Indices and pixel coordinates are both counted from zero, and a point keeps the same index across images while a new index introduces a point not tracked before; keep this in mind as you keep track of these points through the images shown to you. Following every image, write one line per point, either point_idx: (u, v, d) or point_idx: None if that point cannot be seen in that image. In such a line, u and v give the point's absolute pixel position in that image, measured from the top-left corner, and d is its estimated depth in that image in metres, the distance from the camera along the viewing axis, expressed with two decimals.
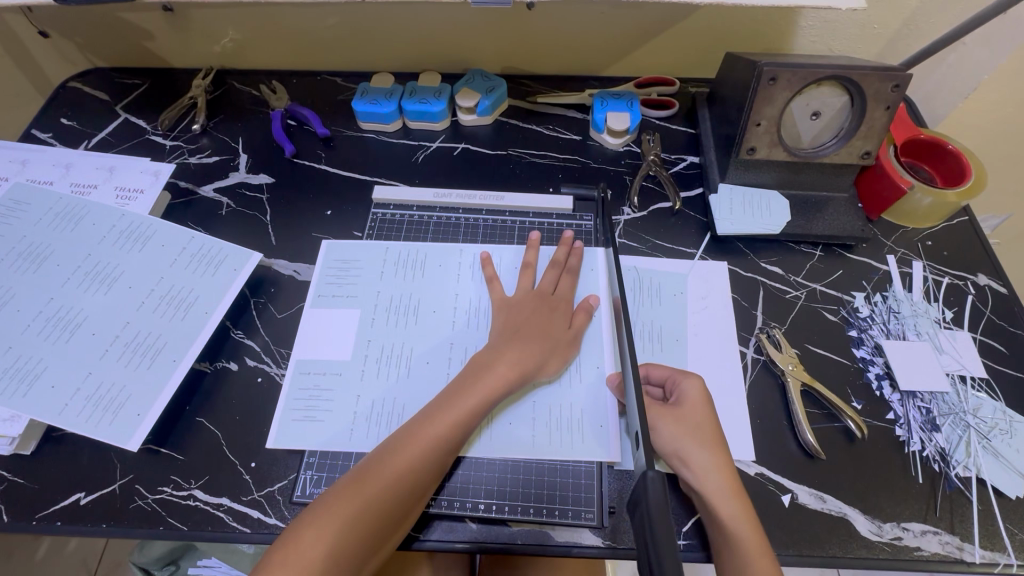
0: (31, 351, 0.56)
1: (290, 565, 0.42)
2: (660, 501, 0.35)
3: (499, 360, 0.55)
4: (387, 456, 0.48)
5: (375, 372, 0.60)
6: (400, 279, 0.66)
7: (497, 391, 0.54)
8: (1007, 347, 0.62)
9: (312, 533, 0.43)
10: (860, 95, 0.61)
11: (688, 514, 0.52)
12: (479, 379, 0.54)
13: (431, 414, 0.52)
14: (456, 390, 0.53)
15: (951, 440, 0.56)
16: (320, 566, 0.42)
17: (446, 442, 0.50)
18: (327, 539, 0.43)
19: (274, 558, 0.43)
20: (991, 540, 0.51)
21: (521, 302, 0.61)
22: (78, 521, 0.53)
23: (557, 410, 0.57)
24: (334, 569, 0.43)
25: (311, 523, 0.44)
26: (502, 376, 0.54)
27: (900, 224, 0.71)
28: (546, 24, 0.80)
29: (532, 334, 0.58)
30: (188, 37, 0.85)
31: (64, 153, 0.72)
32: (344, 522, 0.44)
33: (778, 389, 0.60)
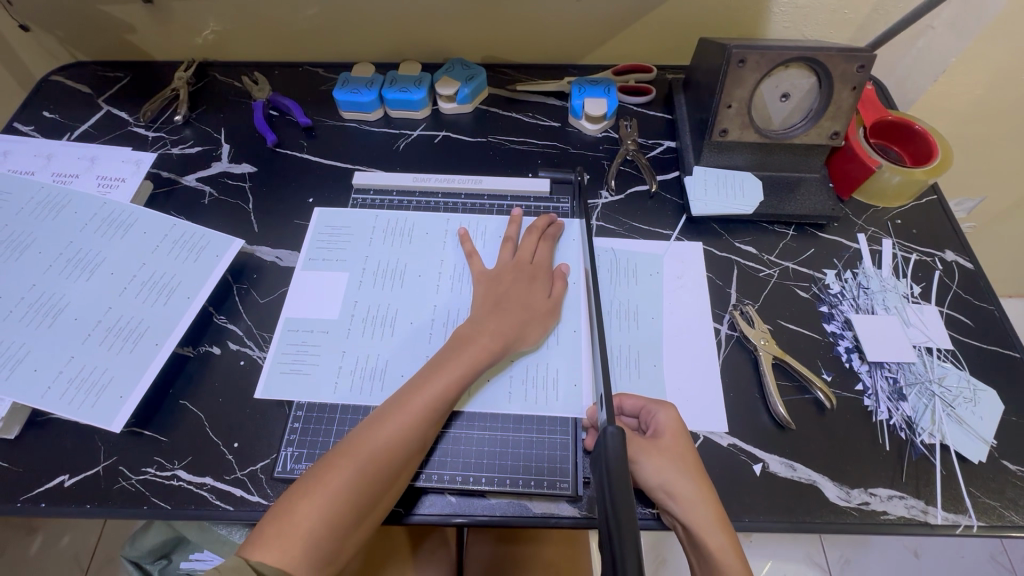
0: (13, 336, 0.57)
1: (285, 534, 0.43)
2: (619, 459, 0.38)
3: (481, 330, 0.56)
4: (374, 429, 0.49)
5: (358, 338, 0.61)
6: (381, 253, 0.67)
7: (481, 362, 0.55)
8: (972, 319, 0.64)
9: (306, 505, 0.45)
10: (827, 77, 0.63)
11: None
12: (463, 351, 0.55)
13: (418, 386, 0.52)
14: (441, 362, 0.54)
15: (918, 409, 0.58)
16: (315, 535, 0.44)
17: (431, 413, 0.51)
18: (319, 510, 0.45)
19: (267, 528, 0.44)
20: (954, 502, 0.53)
21: (499, 271, 0.62)
22: (62, 502, 0.53)
23: (536, 370, 0.59)
24: (330, 537, 0.44)
25: (302, 495, 0.45)
26: (484, 345, 0.55)
27: (870, 204, 0.72)
28: (524, 12, 0.81)
29: (512, 305, 0.59)
30: (169, 29, 0.85)
31: (45, 144, 0.73)
32: (335, 494, 0.45)
33: (751, 363, 0.61)
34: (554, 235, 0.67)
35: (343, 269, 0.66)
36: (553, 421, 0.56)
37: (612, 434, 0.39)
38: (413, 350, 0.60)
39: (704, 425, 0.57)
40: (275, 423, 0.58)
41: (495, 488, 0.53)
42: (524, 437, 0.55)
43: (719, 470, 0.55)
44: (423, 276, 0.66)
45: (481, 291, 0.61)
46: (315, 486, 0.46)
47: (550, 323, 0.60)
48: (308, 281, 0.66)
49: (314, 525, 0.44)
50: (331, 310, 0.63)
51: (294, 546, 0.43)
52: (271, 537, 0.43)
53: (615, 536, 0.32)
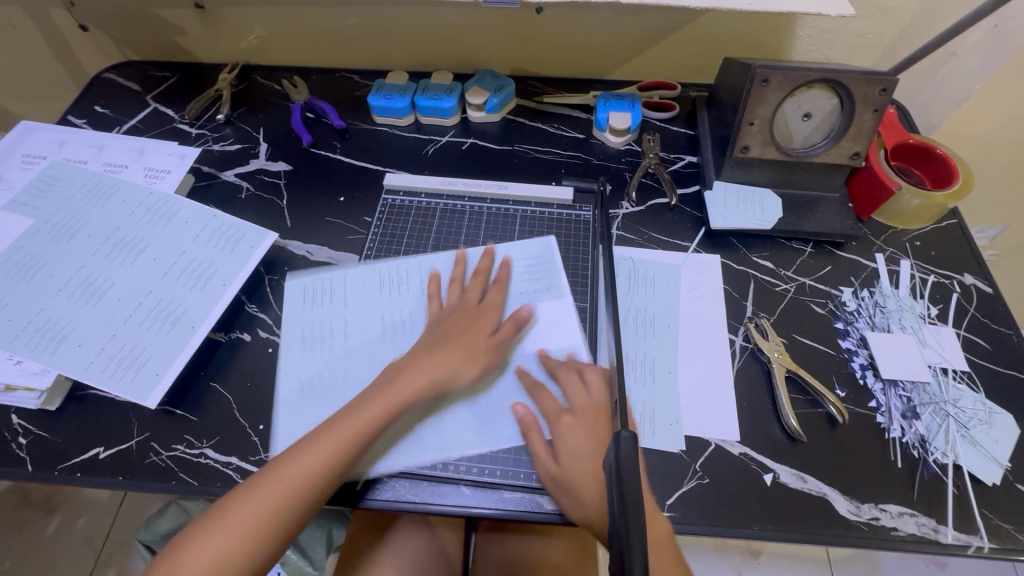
0: (60, 313, 0.60)
1: (222, 527, 0.46)
2: (634, 468, 0.38)
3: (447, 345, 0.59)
4: (319, 436, 0.51)
5: (375, 346, 0.62)
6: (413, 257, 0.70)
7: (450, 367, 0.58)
8: (989, 343, 0.64)
9: (248, 499, 0.48)
10: (849, 98, 0.64)
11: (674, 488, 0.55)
12: (433, 355, 0.58)
13: (370, 394, 0.55)
14: (392, 377, 0.57)
15: (931, 428, 0.58)
16: (247, 529, 0.46)
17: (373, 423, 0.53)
18: (256, 505, 0.47)
19: (207, 520, 0.47)
20: (966, 523, 0.53)
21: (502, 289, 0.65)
22: (96, 473, 0.56)
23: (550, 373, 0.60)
24: (262, 533, 0.47)
25: (242, 494, 0.48)
26: (452, 354, 0.58)
27: (889, 225, 0.73)
28: (554, 28, 0.84)
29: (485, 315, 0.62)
30: (217, 33, 0.90)
31: (98, 136, 0.77)
32: (269, 498, 0.48)
33: (764, 375, 0.62)
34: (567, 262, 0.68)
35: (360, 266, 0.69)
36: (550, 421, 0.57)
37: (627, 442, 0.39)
38: None
39: (715, 433, 0.58)
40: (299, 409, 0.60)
41: (502, 484, 0.54)
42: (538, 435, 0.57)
43: (729, 477, 0.56)
44: (420, 268, 0.68)
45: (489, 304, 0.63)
46: (253, 484, 0.49)
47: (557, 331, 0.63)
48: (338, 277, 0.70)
49: (252, 519, 0.47)
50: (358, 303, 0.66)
51: (229, 537, 0.46)
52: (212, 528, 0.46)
53: (625, 552, 0.34)
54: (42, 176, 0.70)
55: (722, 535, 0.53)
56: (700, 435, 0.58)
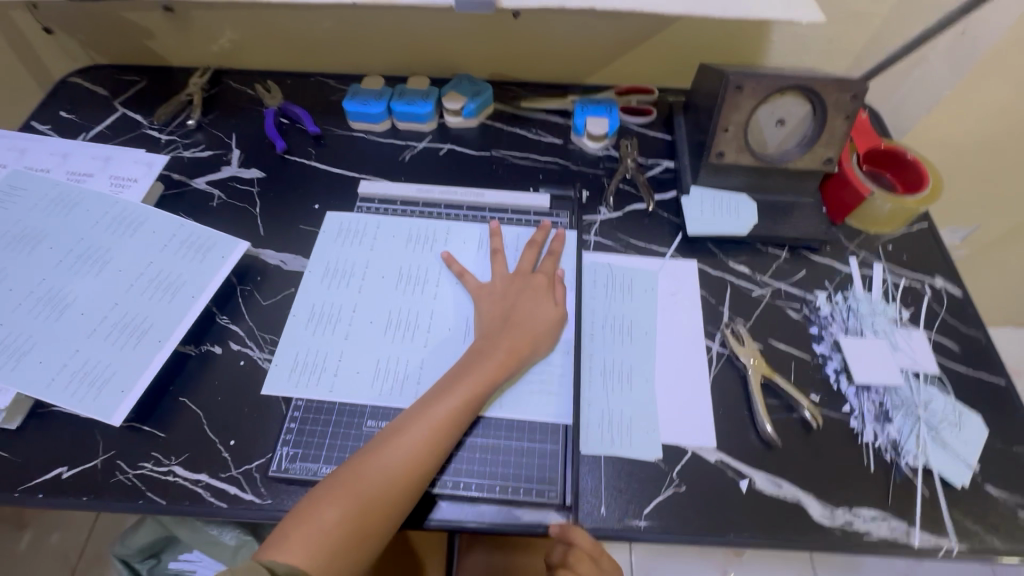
0: (21, 328, 0.58)
1: (310, 537, 0.45)
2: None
3: (495, 345, 0.58)
4: (389, 444, 0.51)
5: (375, 341, 0.63)
6: (398, 259, 0.69)
7: (499, 373, 0.56)
8: (959, 345, 0.65)
9: (329, 508, 0.47)
10: (820, 104, 0.65)
11: (649, 497, 0.55)
12: (482, 362, 0.56)
13: (437, 397, 0.54)
14: (452, 380, 0.55)
15: (903, 431, 0.59)
16: (338, 539, 0.46)
17: (444, 430, 0.52)
18: (341, 515, 0.47)
19: (291, 531, 0.46)
20: (936, 525, 0.54)
21: (501, 286, 0.64)
22: (59, 494, 0.54)
23: (539, 374, 0.60)
24: (351, 544, 0.46)
25: (323, 501, 0.47)
26: (499, 355, 0.57)
27: (863, 229, 0.74)
28: (531, 33, 0.83)
29: (520, 319, 0.60)
30: (187, 37, 0.88)
31: (62, 143, 0.75)
32: (355, 511, 0.47)
33: (740, 381, 0.62)
34: (557, 252, 0.67)
35: (354, 260, 0.69)
36: (545, 415, 0.58)
37: None
38: (414, 351, 0.62)
39: (693, 441, 0.58)
40: (271, 422, 0.59)
41: (478, 497, 0.54)
42: (529, 447, 0.56)
43: (706, 484, 0.56)
44: (433, 270, 0.68)
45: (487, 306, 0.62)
46: (338, 489, 0.48)
47: (557, 331, 0.62)
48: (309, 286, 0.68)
49: (338, 531, 0.46)
50: (341, 307, 0.65)
51: (317, 548, 0.45)
52: (295, 539, 0.45)
53: None
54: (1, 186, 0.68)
55: (698, 542, 0.53)
56: (677, 442, 0.58)
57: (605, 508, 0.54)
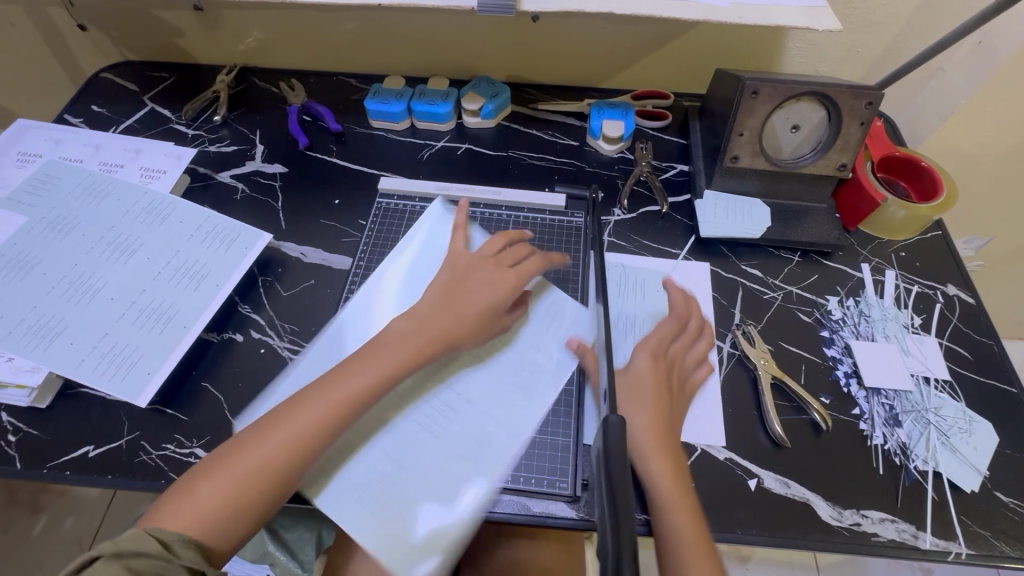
0: (53, 311, 0.60)
1: (182, 512, 0.45)
2: (620, 449, 0.39)
3: (418, 328, 0.56)
4: (293, 414, 0.50)
5: None
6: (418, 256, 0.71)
7: (410, 356, 0.55)
8: (971, 353, 0.65)
9: (206, 486, 0.46)
10: (836, 111, 0.66)
11: None
12: (388, 346, 0.55)
13: (348, 371, 0.53)
14: (355, 361, 0.54)
15: (912, 435, 0.59)
16: (212, 516, 0.45)
17: (340, 411, 0.51)
18: (216, 491, 0.46)
19: (169, 504, 0.46)
20: (945, 529, 0.54)
21: (475, 264, 0.62)
22: (85, 471, 0.56)
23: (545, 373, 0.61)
24: (227, 520, 0.46)
25: (201, 478, 0.47)
26: (417, 339, 0.56)
27: (877, 236, 0.75)
28: (550, 37, 0.85)
29: (471, 292, 0.59)
30: (215, 35, 0.91)
31: (94, 135, 0.77)
32: (231, 488, 0.46)
33: (750, 382, 0.63)
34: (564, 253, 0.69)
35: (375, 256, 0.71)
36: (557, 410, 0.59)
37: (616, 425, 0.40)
38: None
39: (703, 439, 0.59)
40: None
41: None
42: None
43: (716, 482, 0.56)
44: None
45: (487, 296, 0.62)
46: (231, 456, 0.48)
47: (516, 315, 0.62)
48: (330, 279, 0.70)
49: (213, 509, 0.45)
50: None
51: (197, 513, 0.45)
52: (181, 504, 0.46)
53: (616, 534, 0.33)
54: (37, 175, 0.71)
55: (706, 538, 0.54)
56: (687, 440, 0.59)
57: None
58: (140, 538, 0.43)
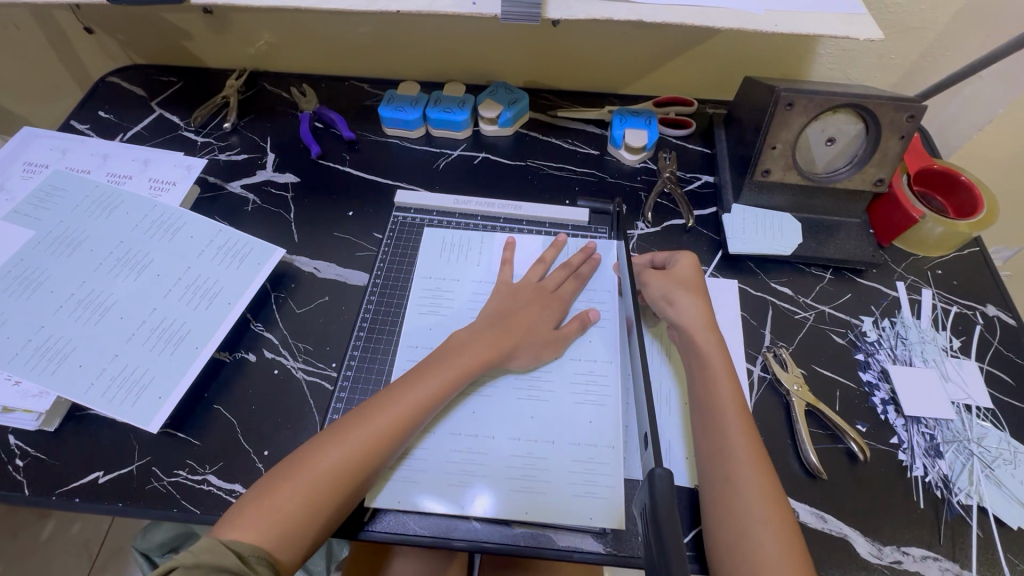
0: (62, 331, 0.58)
1: (263, 515, 0.44)
2: (669, 501, 0.37)
3: (474, 341, 0.57)
4: (349, 427, 0.50)
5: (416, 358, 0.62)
6: (436, 273, 0.68)
7: (479, 365, 0.56)
8: (1013, 378, 0.63)
9: (286, 489, 0.45)
10: (875, 124, 0.63)
11: (691, 525, 0.52)
12: (457, 355, 0.56)
13: (400, 386, 0.53)
14: (427, 368, 0.55)
15: (954, 467, 0.56)
16: (292, 521, 0.44)
17: (414, 414, 0.51)
18: (296, 495, 0.45)
19: (243, 512, 0.45)
20: (990, 568, 0.51)
21: (518, 292, 0.63)
22: (96, 499, 0.54)
23: (577, 377, 0.60)
24: (308, 524, 0.45)
25: (281, 482, 0.46)
26: (480, 349, 0.57)
27: (911, 252, 0.72)
28: (571, 42, 0.82)
29: (515, 323, 0.60)
30: (224, 39, 0.88)
31: (102, 144, 0.75)
32: (313, 492, 0.46)
33: (783, 409, 0.60)
34: (577, 270, 0.67)
35: (391, 273, 0.69)
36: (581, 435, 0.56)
37: (661, 476, 0.38)
38: None
39: None
40: (305, 433, 0.58)
41: (512, 520, 0.52)
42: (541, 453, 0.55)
43: None
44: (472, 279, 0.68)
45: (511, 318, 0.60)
46: (294, 469, 0.47)
47: (558, 349, 0.61)
48: (346, 296, 0.68)
49: (293, 514, 0.45)
50: (385, 321, 0.65)
51: (271, 525, 0.44)
52: (248, 516, 0.44)
53: None
54: (43, 187, 0.69)
55: None
56: None
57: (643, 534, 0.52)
58: (221, 552, 0.41)
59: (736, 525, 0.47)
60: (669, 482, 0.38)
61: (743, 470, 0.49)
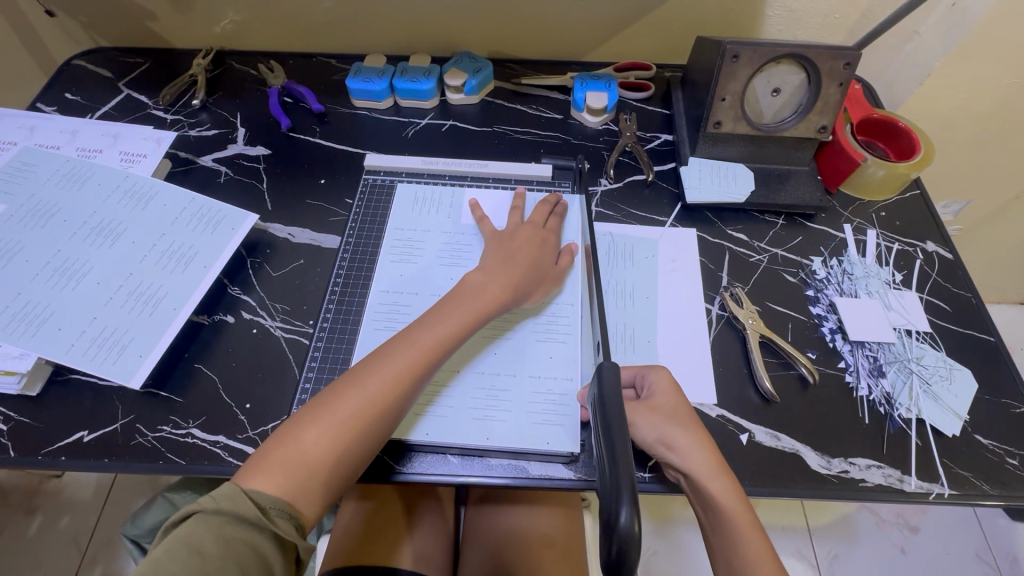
0: (39, 297, 0.60)
1: (290, 458, 0.46)
2: (615, 387, 0.41)
3: (491, 281, 0.59)
4: (367, 375, 0.50)
5: (395, 301, 0.65)
6: (409, 228, 0.71)
7: (493, 307, 0.58)
8: (950, 305, 0.67)
9: (311, 432, 0.47)
10: (815, 73, 0.67)
11: (644, 463, 0.56)
12: (473, 298, 0.57)
13: (413, 333, 0.54)
14: (441, 311, 0.56)
15: (896, 385, 0.61)
16: (320, 461, 0.46)
17: (433, 355, 0.53)
18: (322, 437, 0.47)
19: (270, 456, 0.46)
20: (928, 472, 0.56)
21: (509, 233, 0.66)
22: (81, 456, 0.56)
23: (541, 318, 0.63)
24: (335, 464, 0.47)
25: (305, 424, 0.47)
26: (495, 291, 0.58)
27: (857, 197, 0.76)
28: (531, 10, 0.85)
29: (523, 259, 0.62)
30: (189, 17, 0.89)
31: (71, 121, 0.76)
32: (337, 433, 0.47)
33: (740, 341, 0.64)
34: (556, 206, 0.70)
35: (364, 230, 0.71)
36: (546, 369, 0.59)
37: (609, 368, 0.42)
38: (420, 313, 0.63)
39: (695, 398, 0.60)
40: (286, 386, 0.61)
41: (488, 450, 0.55)
42: (512, 389, 0.58)
43: None
44: (449, 231, 0.70)
45: (490, 264, 0.61)
46: (316, 414, 0.48)
47: (553, 287, 0.64)
48: (321, 258, 0.70)
49: (320, 454, 0.46)
50: (359, 273, 0.67)
51: (297, 470, 0.45)
52: (274, 463, 0.45)
53: (613, 467, 0.35)
54: (13, 162, 0.69)
55: None
56: None
57: None
58: (241, 500, 0.42)
59: (729, 543, 0.48)
60: (616, 372, 0.42)
61: (713, 482, 0.50)
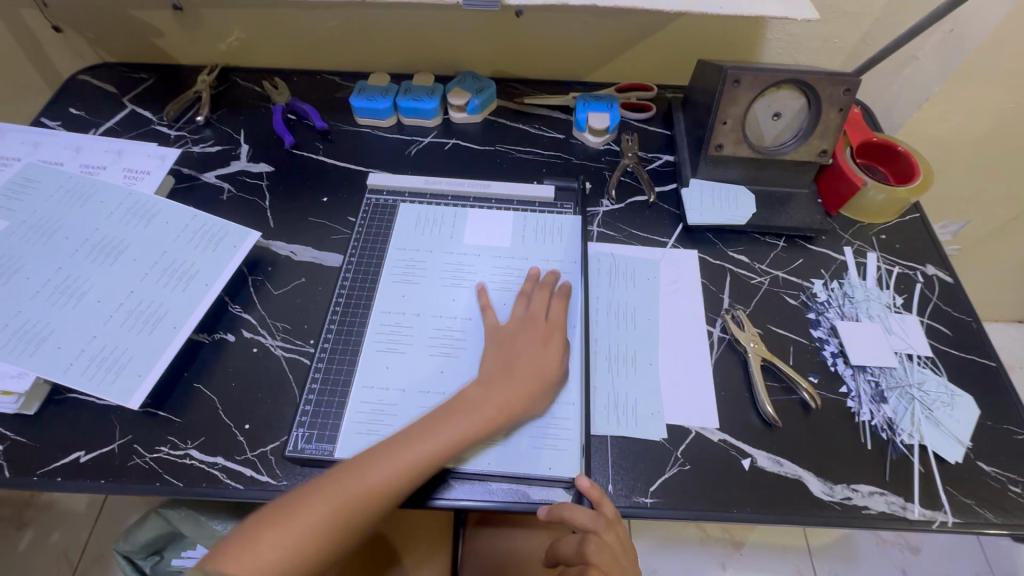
0: (38, 315, 0.59)
1: (280, 537, 0.46)
2: None
3: (509, 365, 0.57)
4: (373, 461, 0.50)
5: (396, 324, 0.64)
6: (413, 250, 0.71)
7: (511, 398, 0.56)
8: (951, 330, 0.67)
9: (305, 516, 0.47)
10: (816, 98, 0.67)
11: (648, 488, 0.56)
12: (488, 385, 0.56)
13: (428, 428, 0.53)
14: (455, 409, 0.55)
15: (898, 411, 0.61)
16: (306, 545, 0.46)
17: (441, 456, 0.52)
18: (315, 522, 0.47)
19: (262, 533, 0.46)
20: (931, 499, 0.56)
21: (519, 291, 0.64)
22: (78, 476, 0.55)
23: None
24: (318, 550, 0.47)
25: (303, 506, 0.47)
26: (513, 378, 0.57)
27: (857, 220, 0.77)
28: (534, 31, 0.86)
29: (537, 345, 0.59)
30: (195, 34, 0.90)
31: (75, 138, 0.76)
32: (327, 522, 0.47)
33: (741, 365, 0.64)
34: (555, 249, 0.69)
35: (366, 249, 0.71)
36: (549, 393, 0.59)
37: None
38: (421, 338, 0.63)
39: (697, 422, 0.60)
40: (287, 407, 0.60)
41: (489, 475, 0.55)
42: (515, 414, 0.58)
43: (710, 464, 0.57)
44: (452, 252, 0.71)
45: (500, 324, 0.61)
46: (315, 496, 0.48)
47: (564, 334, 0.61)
48: (323, 276, 0.70)
49: (308, 539, 0.46)
50: (361, 293, 0.67)
51: (284, 552, 0.46)
52: (263, 542, 0.46)
53: None
54: (16, 178, 0.69)
55: (701, 518, 0.55)
56: (681, 422, 0.60)
57: (612, 486, 0.56)
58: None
59: None
60: None
61: None
